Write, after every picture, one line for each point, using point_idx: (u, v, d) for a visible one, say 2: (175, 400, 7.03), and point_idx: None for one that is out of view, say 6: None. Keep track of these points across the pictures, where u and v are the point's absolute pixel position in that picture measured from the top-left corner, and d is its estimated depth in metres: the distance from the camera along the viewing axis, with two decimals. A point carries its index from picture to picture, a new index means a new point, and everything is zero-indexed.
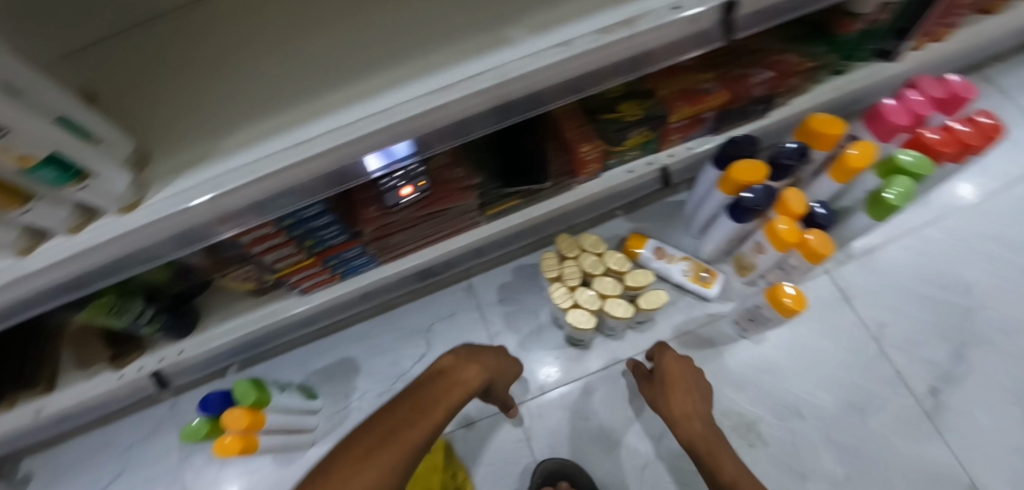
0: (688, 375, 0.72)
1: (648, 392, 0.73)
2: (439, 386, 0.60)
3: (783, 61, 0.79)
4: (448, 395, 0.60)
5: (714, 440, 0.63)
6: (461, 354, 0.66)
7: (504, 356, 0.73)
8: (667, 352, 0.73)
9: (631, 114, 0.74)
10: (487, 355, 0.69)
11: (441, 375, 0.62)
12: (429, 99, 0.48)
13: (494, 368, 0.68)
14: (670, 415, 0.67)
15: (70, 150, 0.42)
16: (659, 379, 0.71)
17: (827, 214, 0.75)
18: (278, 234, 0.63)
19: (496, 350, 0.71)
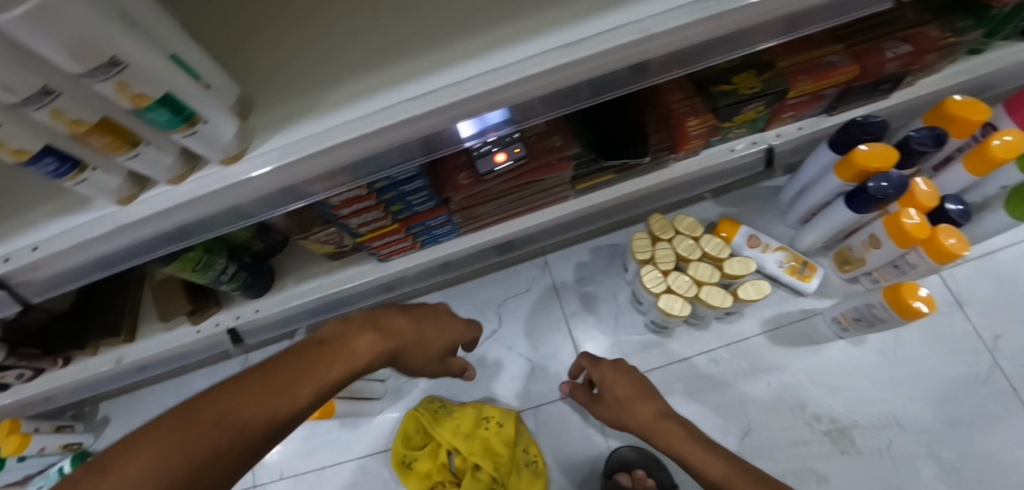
0: (630, 377, 0.64)
1: (605, 414, 0.65)
2: (312, 355, 0.43)
3: (921, 35, 0.68)
4: (320, 370, 0.42)
5: (699, 442, 0.54)
6: (368, 314, 0.51)
7: (436, 317, 0.57)
8: (602, 369, 0.66)
9: (747, 87, 0.66)
10: (405, 316, 0.53)
11: (325, 344, 0.45)
12: (560, 54, 0.44)
13: (418, 330, 0.54)
14: (640, 428, 0.59)
15: (184, 93, 0.38)
16: (609, 399, 0.64)
17: (963, 210, 0.68)
18: (369, 197, 0.60)
19: (418, 309, 0.54)
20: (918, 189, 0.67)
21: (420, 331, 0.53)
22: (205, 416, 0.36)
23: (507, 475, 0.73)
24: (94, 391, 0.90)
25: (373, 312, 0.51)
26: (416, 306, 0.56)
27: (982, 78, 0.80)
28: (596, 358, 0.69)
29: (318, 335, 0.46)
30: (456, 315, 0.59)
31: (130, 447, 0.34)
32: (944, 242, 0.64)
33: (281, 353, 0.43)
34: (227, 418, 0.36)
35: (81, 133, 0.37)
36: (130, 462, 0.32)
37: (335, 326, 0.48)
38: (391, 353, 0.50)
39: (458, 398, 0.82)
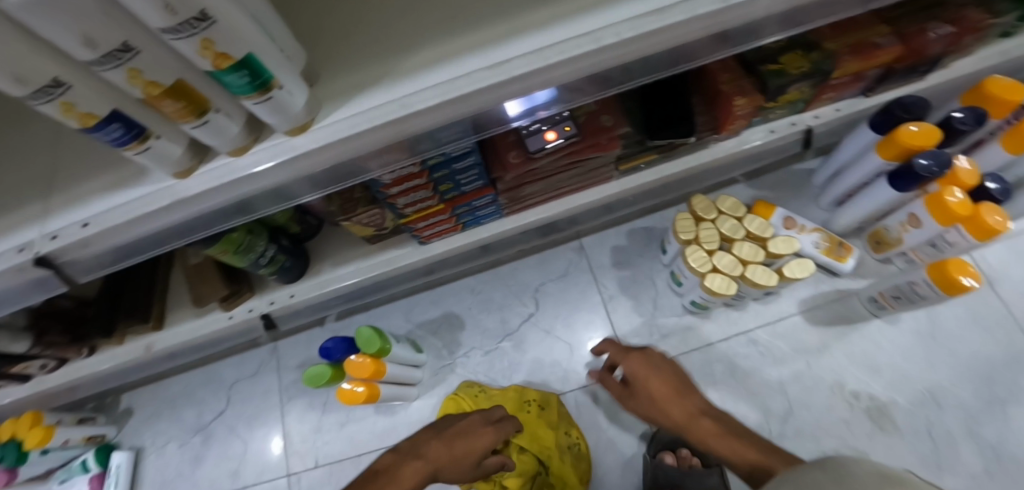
0: (661, 369, 0.62)
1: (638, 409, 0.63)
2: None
3: (966, 17, 0.68)
4: None
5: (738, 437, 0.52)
6: (411, 443, 0.56)
7: (468, 432, 0.58)
8: (633, 362, 0.63)
9: (796, 67, 0.66)
10: (440, 442, 0.55)
11: (376, 473, 0.52)
12: (640, 23, 0.43)
13: (455, 455, 0.55)
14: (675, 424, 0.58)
15: (262, 54, 0.37)
16: (642, 392, 0.62)
17: (1003, 188, 0.68)
18: (421, 175, 0.59)
19: (449, 431, 0.57)
20: (962, 168, 0.68)
21: (453, 451, 0.55)
22: None
23: (551, 457, 0.72)
24: (118, 381, 0.87)
25: (417, 438, 0.57)
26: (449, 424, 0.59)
27: (1015, 60, 0.80)
28: (624, 348, 0.66)
29: (373, 467, 0.53)
30: (487, 422, 0.60)
31: None
32: (986, 220, 0.64)
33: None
34: None
35: (154, 96, 0.36)
36: None
37: (387, 456, 0.55)
38: (436, 475, 0.54)
39: (496, 382, 0.82)
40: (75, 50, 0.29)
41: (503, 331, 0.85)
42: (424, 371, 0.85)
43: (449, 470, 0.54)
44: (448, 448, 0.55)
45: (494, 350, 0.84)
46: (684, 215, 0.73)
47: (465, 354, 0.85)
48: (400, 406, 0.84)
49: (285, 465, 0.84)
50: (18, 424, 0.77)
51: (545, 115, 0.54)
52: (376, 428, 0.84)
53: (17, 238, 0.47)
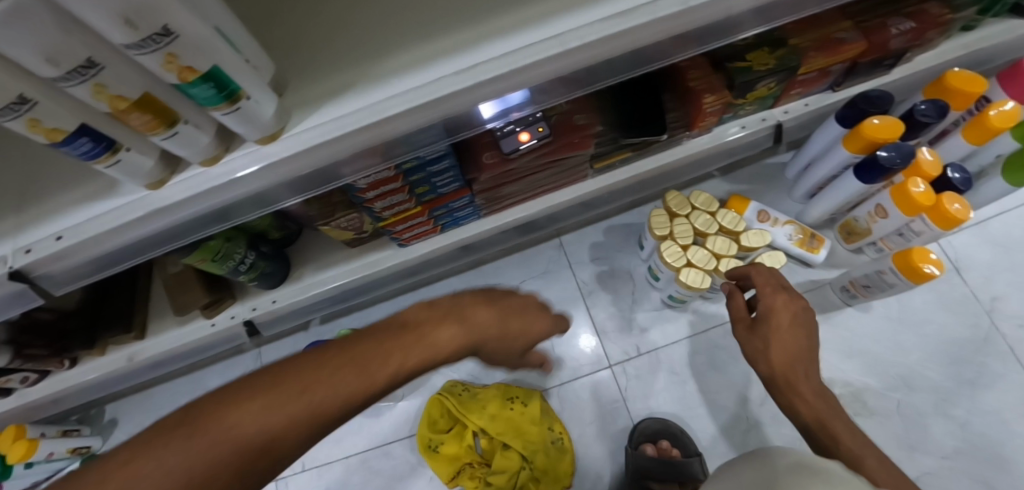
0: (805, 325, 0.53)
1: (749, 344, 0.54)
2: (392, 342, 0.42)
3: (924, 12, 0.71)
4: (395, 359, 0.41)
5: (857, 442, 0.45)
6: (442, 302, 0.46)
7: (522, 309, 0.48)
8: (775, 297, 0.55)
9: (761, 64, 0.68)
10: (488, 308, 0.47)
11: (403, 328, 0.44)
12: (604, 27, 0.44)
13: (499, 327, 0.46)
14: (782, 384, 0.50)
15: (228, 67, 0.38)
16: (770, 331, 0.53)
17: (965, 178, 0.70)
18: (396, 179, 0.59)
19: (503, 299, 0.47)
20: (924, 159, 0.70)
21: (503, 326, 0.46)
22: (276, 388, 0.37)
23: (536, 452, 0.74)
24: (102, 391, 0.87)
25: (452, 298, 0.47)
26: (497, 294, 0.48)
27: (977, 53, 0.83)
28: (772, 282, 0.57)
29: (400, 317, 0.45)
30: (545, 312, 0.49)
31: (203, 416, 0.35)
32: (948, 208, 0.66)
33: (363, 333, 0.43)
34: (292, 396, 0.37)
35: (121, 110, 0.36)
36: (198, 437, 0.34)
37: (418, 309, 0.45)
38: (474, 343, 0.46)
39: (480, 380, 0.83)
40: (38, 67, 0.30)
41: None
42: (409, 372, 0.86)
43: (489, 343, 0.47)
44: (493, 319, 0.46)
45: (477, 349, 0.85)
46: (658, 212, 0.75)
47: None
48: (386, 407, 0.85)
49: None
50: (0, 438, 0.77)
51: (519, 115, 0.54)
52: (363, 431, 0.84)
53: None
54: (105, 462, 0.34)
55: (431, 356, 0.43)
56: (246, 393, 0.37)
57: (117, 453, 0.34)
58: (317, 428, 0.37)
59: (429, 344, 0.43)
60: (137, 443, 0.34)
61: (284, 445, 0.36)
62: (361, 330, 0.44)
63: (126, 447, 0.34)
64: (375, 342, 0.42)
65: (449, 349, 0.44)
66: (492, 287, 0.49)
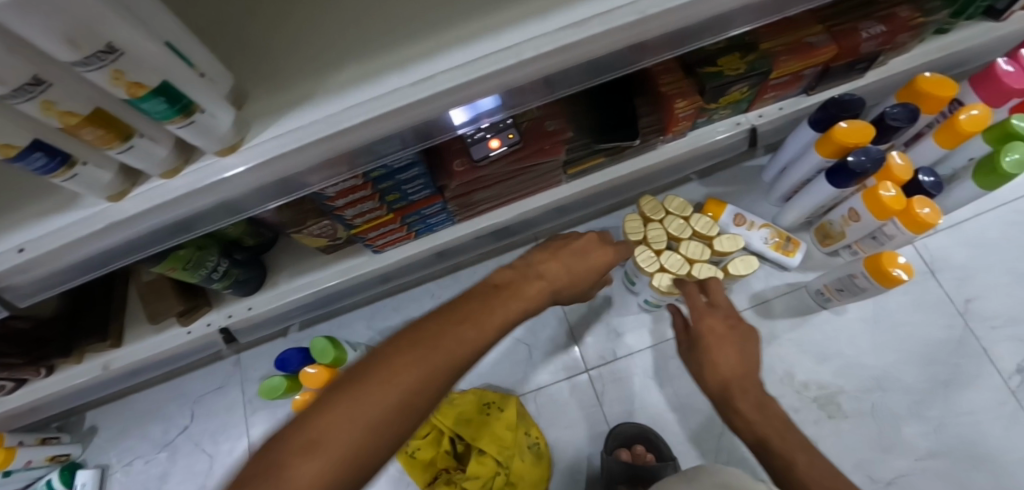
0: (743, 338, 0.54)
1: (693, 365, 0.55)
2: (489, 300, 0.45)
3: (896, 16, 0.71)
4: (497, 311, 0.44)
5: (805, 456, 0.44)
6: (530, 260, 0.52)
7: (585, 252, 0.55)
8: (706, 320, 0.56)
9: (732, 69, 0.68)
10: (556, 262, 0.52)
11: (497, 288, 0.47)
12: (561, 36, 0.44)
13: (569, 272, 0.53)
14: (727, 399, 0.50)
15: (180, 81, 0.38)
16: (707, 349, 0.54)
17: (935, 181, 0.71)
18: (365, 187, 0.60)
19: (562, 249, 0.53)
20: (895, 163, 0.70)
21: (571, 273, 0.52)
22: (408, 347, 0.38)
23: (510, 458, 0.72)
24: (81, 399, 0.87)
25: (538, 252, 0.54)
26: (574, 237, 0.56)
27: (951, 56, 0.83)
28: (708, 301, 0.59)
29: (492, 280, 0.48)
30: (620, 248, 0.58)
31: (356, 378, 0.36)
32: (917, 212, 0.67)
33: (462, 299, 0.45)
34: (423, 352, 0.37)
35: (73, 125, 0.36)
36: (365, 392, 0.34)
37: (501, 273, 0.49)
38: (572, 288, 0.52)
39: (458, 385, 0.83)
40: None
41: None
42: None
43: (578, 286, 0.53)
44: (580, 262, 0.54)
45: None
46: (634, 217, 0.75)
47: None
48: None
49: None
50: None
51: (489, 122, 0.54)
52: None
53: None
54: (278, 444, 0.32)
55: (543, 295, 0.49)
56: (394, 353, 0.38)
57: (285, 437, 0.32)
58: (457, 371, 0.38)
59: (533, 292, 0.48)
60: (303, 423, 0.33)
61: (433, 388, 0.37)
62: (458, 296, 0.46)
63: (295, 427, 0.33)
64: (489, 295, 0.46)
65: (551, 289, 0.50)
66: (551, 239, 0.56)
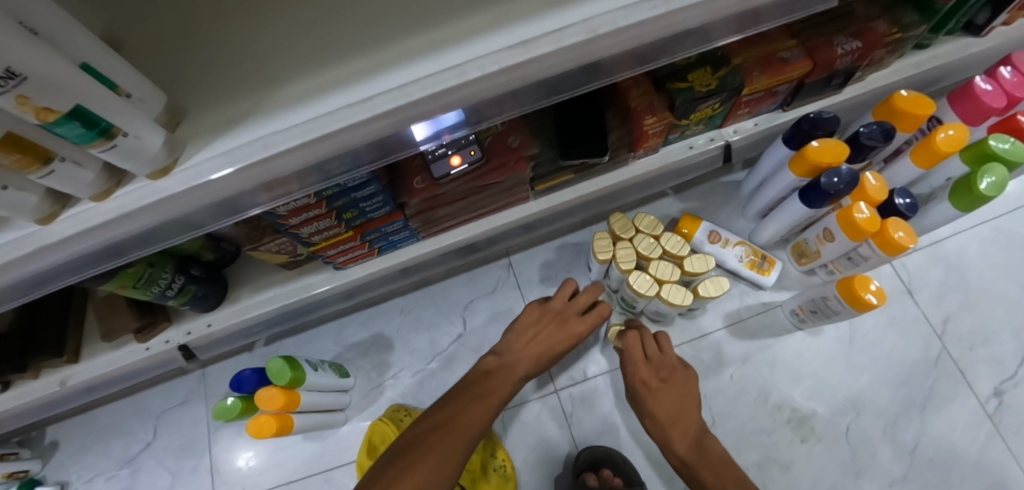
0: (675, 384, 0.70)
1: (636, 410, 0.71)
2: (482, 387, 0.64)
3: (872, 30, 0.69)
4: (486, 400, 0.63)
5: (704, 449, 0.64)
6: (511, 338, 0.72)
7: (558, 332, 0.72)
8: (648, 379, 0.70)
9: (703, 85, 0.66)
10: (528, 344, 0.71)
11: (488, 374, 0.67)
12: (507, 55, 0.43)
13: (546, 347, 0.71)
14: (664, 437, 0.67)
15: (98, 104, 0.36)
16: (645, 397, 0.69)
17: (910, 203, 0.69)
18: (318, 205, 0.58)
19: (536, 333, 0.72)
20: (869, 184, 0.68)
21: (542, 351, 0.70)
22: (437, 433, 0.57)
23: (475, 480, 0.74)
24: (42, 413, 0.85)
25: (524, 329, 0.72)
26: (553, 311, 0.74)
27: (931, 70, 0.81)
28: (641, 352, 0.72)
29: (484, 367, 0.68)
30: (597, 315, 0.75)
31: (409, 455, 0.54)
32: (892, 235, 0.65)
33: (466, 384, 0.65)
34: (444, 434, 0.57)
35: None
36: (416, 467, 0.53)
37: (491, 360, 0.69)
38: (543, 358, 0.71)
39: (425, 405, 0.81)
40: None
41: (433, 352, 0.85)
42: (354, 394, 0.84)
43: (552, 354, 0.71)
44: (556, 335, 0.72)
45: (424, 370, 0.84)
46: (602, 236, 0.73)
47: (393, 375, 0.84)
48: (330, 430, 0.83)
49: None
50: None
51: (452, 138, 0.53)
52: (306, 454, 0.82)
53: None
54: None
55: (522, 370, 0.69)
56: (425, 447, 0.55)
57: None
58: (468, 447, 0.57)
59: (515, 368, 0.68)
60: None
61: (453, 458, 0.55)
62: (465, 380, 0.66)
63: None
64: (484, 381, 0.65)
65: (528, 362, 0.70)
66: (525, 319, 0.74)
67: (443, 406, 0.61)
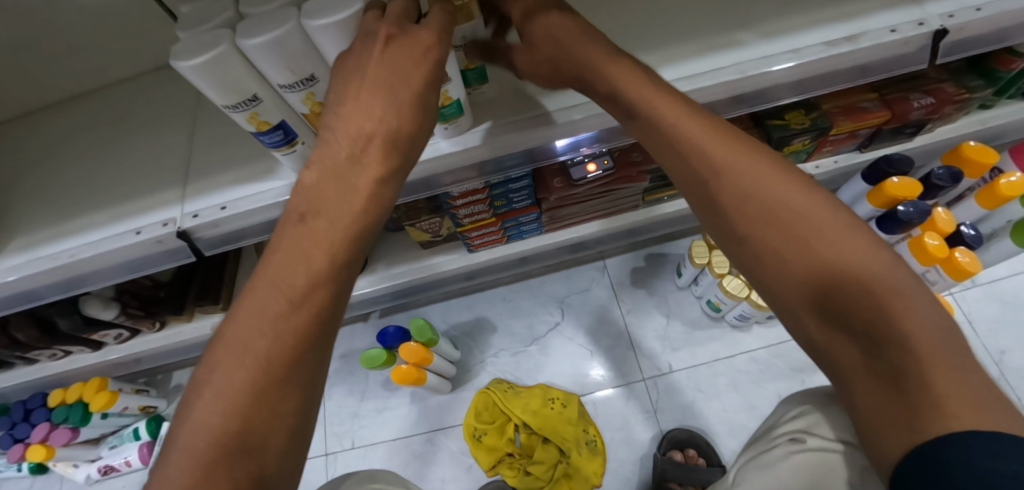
0: (726, 136, 0.40)
1: (730, 202, 0.38)
2: (299, 237, 0.35)
3: (941, 90, 0.81)
4: (307, 255, 0.34)
5: (884, 259, 0.33)
6: (334, 136, 0.37)
7: (379, 64, 0.37)
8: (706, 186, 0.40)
9: (797, 123, 0.78)
10: (357, 109, 0.37)
11: (302, 218, 0.35)
12: (677, 85, 0.57)
13: (387, 101, 0.37)
14: (800, 242, 0.35)
15: None
16: (731, 179, 0.38)
17: (976, 234, 0.79)
18: (483, 191, 0.69)
19: (363, 82, 0.37)
20: (940, 216, 0.79)
21: (373, 110, 0.37)
22: (236, 357, 0.31)
23: (571, 450, 0.81)
24: (188, 352, 1.04)
25: (377, 63, 0.37)
26: (369, 45, 0.37)
27: (994, 128, 0.92)
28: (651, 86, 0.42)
29: (296, 214, 0.36)
30: (592, 35, 0.45)
31: (207, 395, 0.30)
32: (958, 261, 0.75)
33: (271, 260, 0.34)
34: (238, 352, 0.31)
35: (315, 113, 0.49)
36: (219, 378, 0.31)
37: (304, 195, 0.36)
38: (559, 75, 0.48)
39: (524, 381, 0.91)
40: (281, 74, 0.43)
41: (531, 336, 0.95)
42: (458, 367, 0.95)
43: (570, 73, 0.46)
44: (390, 73, 0.37)
45: (521, 352, 0.95)
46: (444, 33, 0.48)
47: (494, 354, 0.95)
48: (431, 396, 0.93)
49: (325, 446, 0.92)
50: (86, 388, 0.92)
51: (589, 149, 0.62)
52: (411, 415, 0.92)
53: (163, 215, 0.58)
54: (179, 425, 0.30)
55: (417, 97, 0.38)
56: (273, 274, 0.34)
57: (180, 442, 0.29)
58: (359, 215, 0.36)
59: (401, 117, 0.37)
60: (206, 401, 0.30)
61: (268, 383, 0.31)
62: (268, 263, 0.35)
63: (195, 379, 0.32)
64: (343, 160, 0.37)
65: (413, 108, 0.38)
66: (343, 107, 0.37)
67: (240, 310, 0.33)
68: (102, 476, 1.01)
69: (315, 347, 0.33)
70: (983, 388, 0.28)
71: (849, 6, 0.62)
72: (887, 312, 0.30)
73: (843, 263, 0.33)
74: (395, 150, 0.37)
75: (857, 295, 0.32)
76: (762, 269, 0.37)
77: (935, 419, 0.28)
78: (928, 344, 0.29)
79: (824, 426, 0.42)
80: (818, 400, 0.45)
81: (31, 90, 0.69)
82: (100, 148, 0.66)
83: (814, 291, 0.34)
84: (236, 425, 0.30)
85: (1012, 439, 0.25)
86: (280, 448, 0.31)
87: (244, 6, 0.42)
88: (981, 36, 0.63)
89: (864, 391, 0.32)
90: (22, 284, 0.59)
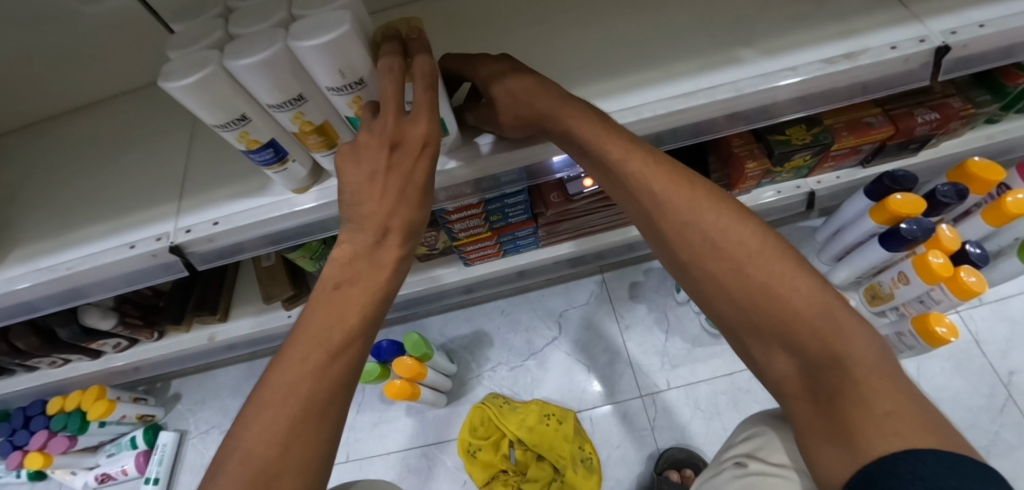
0: (662, 164, 0.42)
1: (670, 230, 0.40)
2: (330, 303, 0.37)
3: (948, 105, 0.79)
4: (341, 310, 0.37)
5: (813, 284, 0.34)
6: (355, 228, 0.39)
7: (391, 163, 0.38)
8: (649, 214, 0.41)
9: (799, 138, 0.77)
10: (373, 201, 0.39)
11: (336, 288, 0.38)
12: (671, 102, 0.56)
13: (400, 190, 0.39)
14: (738, 268, 0.36)
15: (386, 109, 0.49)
16: (671, 208, 0.40)
17: (982, 253, 0.77)
18: (477, 206, 0.69)
19: (377, 181, 0.39)
20: (945, 234, 0.77)
21: (384, 200, 0.39)
22: (277, 395, 0.34)
23: (565, 467, 0.79)
24: (188, 361, 1.04)
25: (389, 163, 0.38)
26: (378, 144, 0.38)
27: (1004, 143, 0.90)
28: (598, 123, 0.44)
29: (329, 282, 0.38)
30: (552, 87, 0.47)
31: (251, 432, 0.33)
32: (964, 280, 0.73)
33: (305, 316, 0.37)
34: (279, 393, 0.34)
35: (305, 132, 0.49)
36: (261, 414, 0.33)
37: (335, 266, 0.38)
38: (520, 125, 0.49)
39: (521, 396, 0.91)
40: (268, 94, 0.43)
41: (529, 350, 0.95)
42: (455, 380, 0.95)
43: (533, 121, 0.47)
44: (403, 167, 0.39)
45: (519, 366, 0.94)
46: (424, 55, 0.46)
47: (492, 368, 0.95)
48: (427, 409, 0.93)
49: None
50: (86, 396, 0.94)
51: None
52: (408, 427, 0.92)
53: (157, 230, 0.58)
54: (225, 457, 0.33)
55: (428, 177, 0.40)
56: (310, 330, 0.36)
57: (229, 473, 0.32)
58: (383, 288, 0.38)
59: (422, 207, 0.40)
60: (252, 436, 0.32)
61: (305, 419, 0.33)
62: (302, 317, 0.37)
63: (241, 416, 0.34)
64: (365, 245, 0.38)
65: (424, 192, 0.40)
66: (360, 202, 0.39)
67: (280, 355, 0.36)
68: (99, 484, 1.01)
69: (347, 394, 0.35)
70: (926, 408, 0.29)
71: (850, 22, 0.61)
72: (827, 344, 0.32)
73: (781, 295, 0.34)
74: (411, 235, 0.40)
75: (793, 324, 0.33)
76: (710, 297, 0.38)
77: (876, 438, 0.28)
78: (863, 370, 0.31)
79: (771, 450, 0.40)
80: (771, 424, 0.42)
81: (37, 101, 0.71)
82: (100, 161, 0.66)
83: (758, 321, 0.35)
84: (278, 457, 0.32)
85: (947, 457, 0.26)
86: (313, 477, 0.33)
87: (234, 26, 0.43)
88: (989, 52, 0.61)
89: (802, 414, 0.33)
90: (21, 295, 0.59)
